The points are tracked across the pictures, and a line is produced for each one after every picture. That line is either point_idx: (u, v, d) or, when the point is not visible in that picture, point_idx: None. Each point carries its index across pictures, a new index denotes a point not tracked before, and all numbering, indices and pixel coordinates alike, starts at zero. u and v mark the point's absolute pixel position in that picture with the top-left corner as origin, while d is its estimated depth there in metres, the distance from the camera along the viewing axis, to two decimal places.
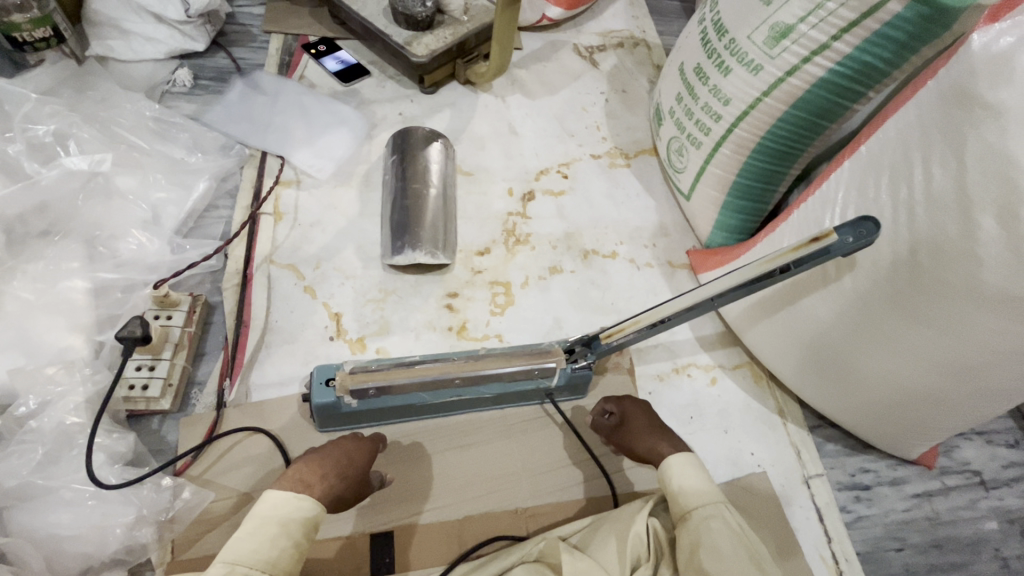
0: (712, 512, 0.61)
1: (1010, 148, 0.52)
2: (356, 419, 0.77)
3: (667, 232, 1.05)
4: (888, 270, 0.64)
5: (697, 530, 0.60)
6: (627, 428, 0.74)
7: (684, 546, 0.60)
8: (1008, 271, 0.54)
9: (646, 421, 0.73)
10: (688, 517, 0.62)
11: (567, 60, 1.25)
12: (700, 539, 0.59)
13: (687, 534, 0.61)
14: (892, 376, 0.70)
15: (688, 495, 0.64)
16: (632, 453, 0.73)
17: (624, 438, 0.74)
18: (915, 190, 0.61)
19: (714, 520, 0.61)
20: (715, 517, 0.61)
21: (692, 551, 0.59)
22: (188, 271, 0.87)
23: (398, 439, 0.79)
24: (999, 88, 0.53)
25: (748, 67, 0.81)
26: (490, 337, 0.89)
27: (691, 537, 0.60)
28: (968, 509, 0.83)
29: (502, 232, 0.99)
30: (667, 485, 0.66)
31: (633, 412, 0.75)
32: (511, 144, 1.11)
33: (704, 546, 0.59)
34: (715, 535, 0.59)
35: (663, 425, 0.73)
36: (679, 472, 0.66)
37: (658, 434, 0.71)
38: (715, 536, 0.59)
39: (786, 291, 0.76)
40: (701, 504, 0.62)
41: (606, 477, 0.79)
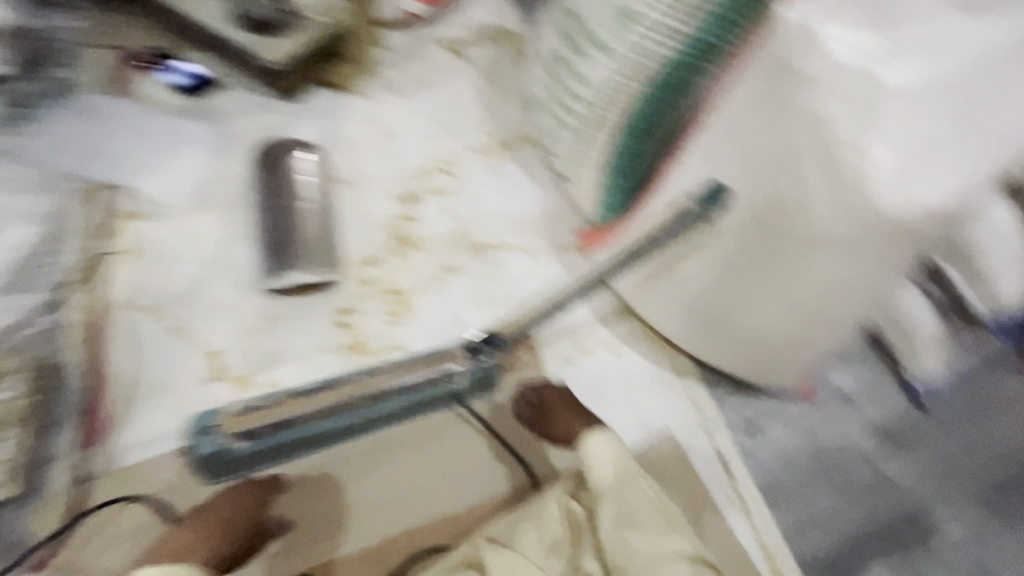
0: (631, 481, 0.64)
1: (827, 110, 0.57)
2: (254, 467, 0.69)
3: (555, 217, 1.07)
4: (743, 229, 0.70)
5: (619, 499, 0.63)
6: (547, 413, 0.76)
7: (607, 518, 0.63)
8: (834, 220, 0.60)
9: (565, 402, 0.75)
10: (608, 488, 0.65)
11: (437, 54, 1.20)
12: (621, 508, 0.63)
13: (607, 504, 0.64)
14: (763, 324, 0.77)
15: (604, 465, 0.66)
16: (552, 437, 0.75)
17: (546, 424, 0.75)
18: (751, 154, 0.67)
19: (634, 488, 0.64)
20: (636, 486, 0.64)
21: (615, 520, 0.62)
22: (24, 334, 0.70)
23: (304, 473, 0.75)
24: (809, 57, 0.58)
25: (603, 51, 0.85)
26: (391, 348, 0.87)
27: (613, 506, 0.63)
28: (842, 428, 0.95)
29: (389, 238, 0.96)
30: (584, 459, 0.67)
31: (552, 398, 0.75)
32: (388, 146, 1.07)
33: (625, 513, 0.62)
34: (636, 502, 0.63)
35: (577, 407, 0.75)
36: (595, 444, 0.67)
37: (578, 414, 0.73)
38: (636, 503, 0.63)
39: (664, 259, 0.82)
40: (620, 474, 0.65)
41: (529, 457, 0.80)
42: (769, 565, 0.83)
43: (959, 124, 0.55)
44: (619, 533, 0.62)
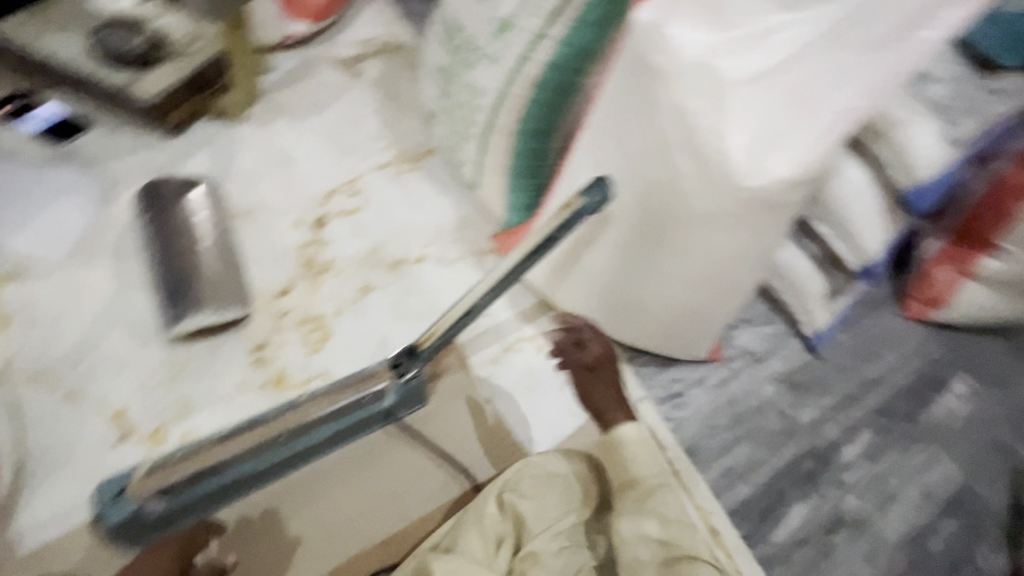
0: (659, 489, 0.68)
1: (684, 100, 0.64)
2: (172, 526, 0.65)
3: (469, 223, 1.08)
4: (634, 215, 0.75)
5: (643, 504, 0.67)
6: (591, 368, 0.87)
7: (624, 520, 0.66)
8: (707, 196, 0.67)
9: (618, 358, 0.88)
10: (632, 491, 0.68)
11: (327, 74, 1.20)
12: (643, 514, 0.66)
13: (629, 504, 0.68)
14: (666, 299, 0.83)
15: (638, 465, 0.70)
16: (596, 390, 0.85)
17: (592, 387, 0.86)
18: (630, 142, 0.71)
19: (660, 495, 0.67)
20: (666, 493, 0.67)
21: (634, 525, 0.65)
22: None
23: (245, 514, 0.76)
24: (660, 54, 0.64)
25: (489, 60, 0.88)
26: (315, 378, 0.84)
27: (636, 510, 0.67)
28: (753, 383, 1.03)
29: (300, 265, 0.94)
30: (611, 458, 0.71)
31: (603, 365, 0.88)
32: (288, 172, 1.05)
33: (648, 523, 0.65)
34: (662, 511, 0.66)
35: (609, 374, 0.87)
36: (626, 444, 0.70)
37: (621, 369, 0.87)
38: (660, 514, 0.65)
39: (570, 251, 0.86)
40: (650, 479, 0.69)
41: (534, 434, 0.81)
42: (706, 522, 0.87)
43: (795, 104, 0.63)
44: (639, 535, 0.65)
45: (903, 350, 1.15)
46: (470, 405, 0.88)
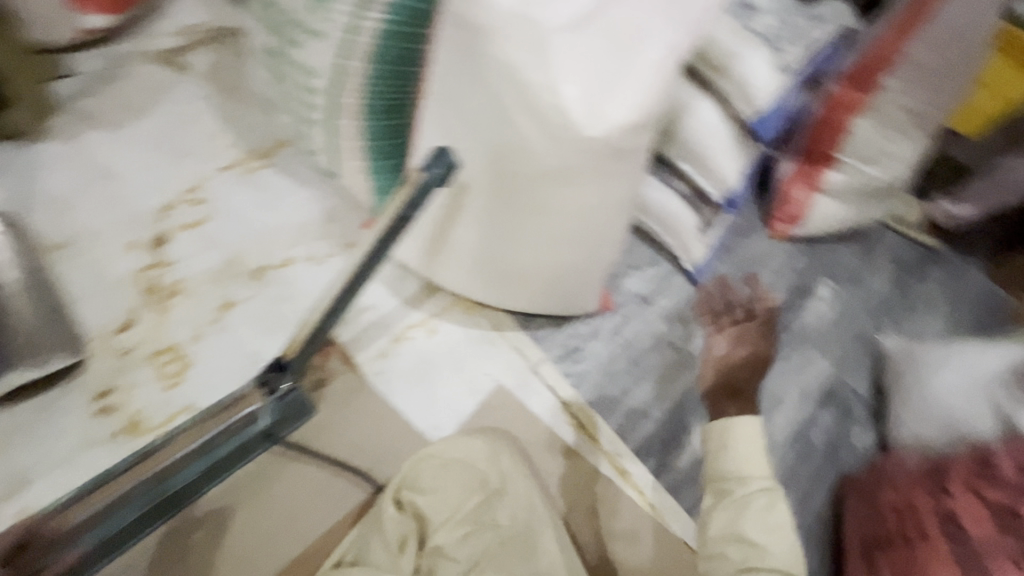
0: (765, 492, 0.73)
1: (511, 57, 0.61)
2: None
3: (337, 215, 0.99)
4: (488, 181, 0.73)
5: (740, 503, 0.73)
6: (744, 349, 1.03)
7: (722, 519, 0.73)
8: (552, 151, 0.66)
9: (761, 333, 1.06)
10: (733, 490, 0.75)
11: (145, 69, 1.04)
12: (740, 509, 0.73)
13: (729, 501, 0.74)
14: (541, 261, 0.83)
15: (745, 462, 0.77)
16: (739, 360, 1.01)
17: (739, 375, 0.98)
18: (469, 109, 0.68)
19: (760, 497, 0.73)
20: (775, 498, 0.73)
21: (731, 519, 0.73)
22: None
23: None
24: (479, 9, 0.61)
25: (316, 36, 0.79)
26: (178, 414, 0.77)
27: (731, 509, 0.74)
28: (645, 324, 1.07)
29: (141, 293, 0.84)
30: (729, 442, 0.79)
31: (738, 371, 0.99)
32: (110, 189, 0.92)
33: (745, 522, 0.72)
34: (763, 511, 0.72)
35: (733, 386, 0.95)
36: (743, 434, 0.79)
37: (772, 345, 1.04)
38: (755, 514, 0.72)
39: (437, 227, 0.83)
40: (754, 479, 0.75)
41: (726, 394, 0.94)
42: (614, 466, 0.91)
43: (615, 49, 0.63)
44: (731, 534, 0.72)
45: (773, 267, 1.25)
46: (363, 405, 0.84)
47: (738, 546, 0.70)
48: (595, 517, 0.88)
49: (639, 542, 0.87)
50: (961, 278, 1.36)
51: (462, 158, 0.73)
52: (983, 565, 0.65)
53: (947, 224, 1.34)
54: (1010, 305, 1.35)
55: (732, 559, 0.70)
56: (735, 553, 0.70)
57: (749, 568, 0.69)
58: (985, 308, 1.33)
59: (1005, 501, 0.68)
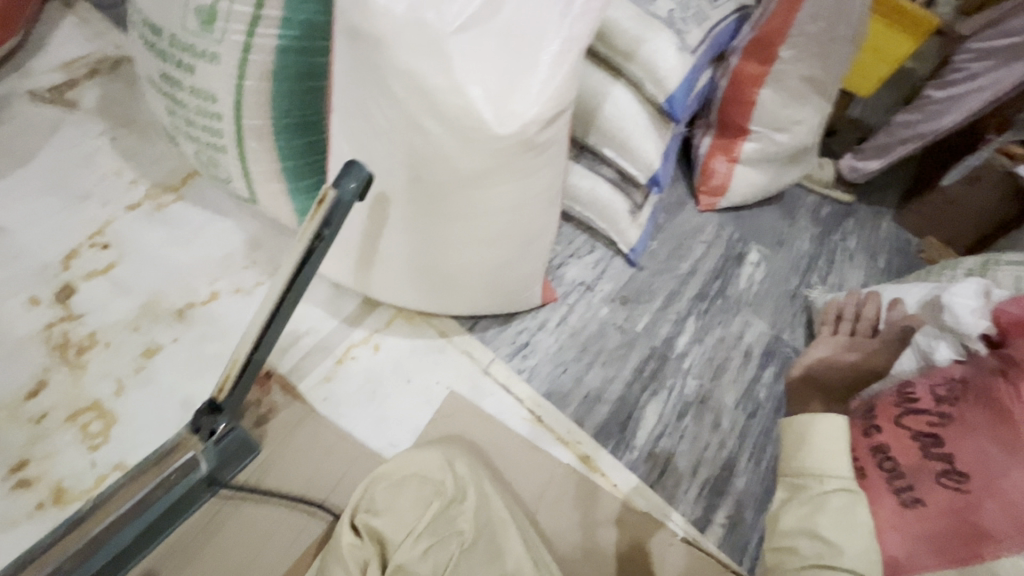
0: (845, 493, 0.69)
1: (409, 63, 0.61)
2: None
3: (261, 242, 0.96)
4: (408, 189, 0.72)
5: (817, 501, 0.70)
6: (850, 356, 0.90)
7: (796, 514, 0.70)
8: (466, 153, 0.66)
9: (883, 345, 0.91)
10: (810, 488, 0.72)
11: (26, 112, 0.98)
12: (817, 506, 0.69)
13: (807, 498, 0.71)
14: (475, 263, 0.83)
15: (826, 460, 0.73)
16: (845, 365, 0.89)
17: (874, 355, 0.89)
18: (377, 120, 0.67)
19: (839, 497, 0.69)
20: (853, 499, 0.68)
21: (807, 515, 0.69)
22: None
23: None
24: (370, 18, 0.60)
25: (206, 59, 0.76)
26: (109, 474, 0.72)
27: (807, 506, 0.70)
28: (589, 310, 1.09)
29: (50, 351, 0.78)
30: (808, 440, 0.75)
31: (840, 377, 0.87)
32: (0, 245, 0.85)
33: (820, 519, 0.68)
34: (842, 511, 0.67)
35: (827, 387, 0.88)
36: (828, 431, 0.74)
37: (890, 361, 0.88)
38: (834, 514, 0.67)
39: (366, 242, 0.81)
40: (833, 477, 0.71)
41: (816, 389, 0.87)
42: (576, 453, 0.92)
43: (510, 46, 0.63)
44: (807, 528, 0.68)
45: (705, 238, 1.29)
46: (311, 433, 0.81)
47: (810, 541, 0.67)
48: (571, 508, 0.87)
49: (620, 525, 0.88)
50: (870, 228, 1.47)
51: (377, 169, 0.72)
52: (911, 487, 0.65)
53: (850, 176, 1.48)
54: (917, 246, 1.48)
55: (805, 554, 0.67)
56: (807, 548, 0.67)
57: (823, 565, 0.65)
58: (895, 252, 1.45)
59: (926, 426, 0.68)
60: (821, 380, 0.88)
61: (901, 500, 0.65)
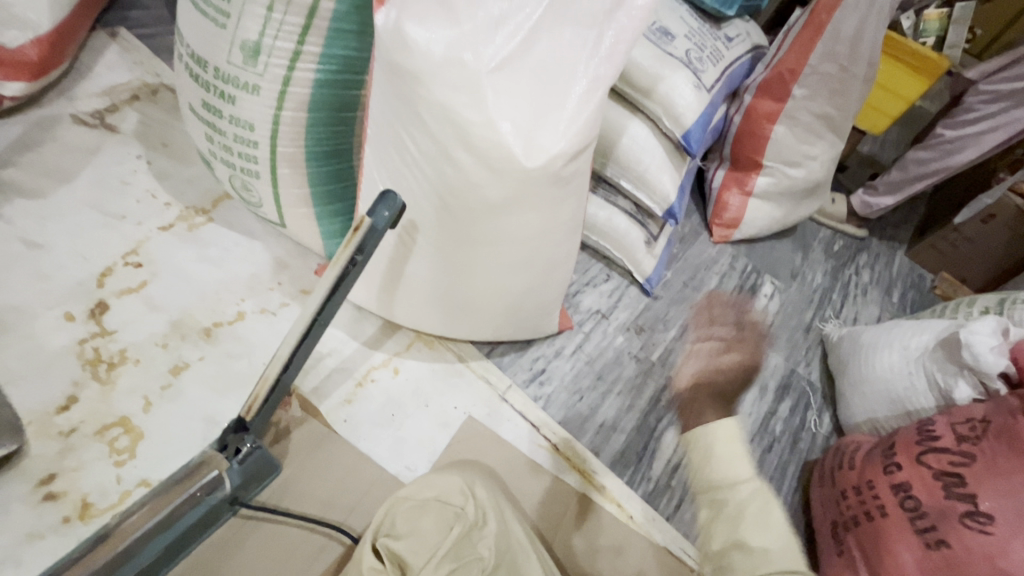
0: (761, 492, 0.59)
1: (445, 100, 0.64)
2: None
3: (287, 264, 0.99)
4: (436, 218, 0.74)
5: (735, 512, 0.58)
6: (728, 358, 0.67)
7: (719, 531, 0.60)
8: (496, 185, 0.68)
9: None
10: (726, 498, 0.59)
11: (70, 135, 1.02)
12: (736, 520, 0.58)
13: (725, 513, 0.59)
14: (497, 291, 0.85)
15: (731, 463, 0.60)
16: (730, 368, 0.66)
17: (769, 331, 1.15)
18: (410, 151, 0.70)
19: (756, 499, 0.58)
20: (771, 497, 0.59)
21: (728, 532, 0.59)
22: None
23: None
24: (409, 56, 0.63)
25: (247, 90, 0.79)
26: (134, 490, 0.73)
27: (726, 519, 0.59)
28: (605, 338, 1.10)
29: (82, 366, 0.80)
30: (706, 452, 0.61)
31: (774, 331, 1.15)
32: (40, 261, 0.88)
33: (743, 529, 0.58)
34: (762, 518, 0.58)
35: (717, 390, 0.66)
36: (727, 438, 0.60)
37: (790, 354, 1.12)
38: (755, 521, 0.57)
39: (392, 267, 0.83)
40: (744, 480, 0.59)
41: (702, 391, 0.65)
42: (590, 482, 0.91)
43: (543, 86, 0.66)
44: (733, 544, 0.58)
45: (719, 269, 1.31)
46: (331, 456, 0.82)
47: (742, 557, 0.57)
48: (583, 536, 0.86)
49: (627, 554, 0.87)
50: (883, 263, 1.48)
51: (406, 197, 0.74)
52: (935, 528, 0.70)
53: (864, 212, 1.50)
54: (930, 281, 1.48)
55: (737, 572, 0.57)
56: (742, 563, 0.57)
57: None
58: (909, 288, 1.45)
59: (948, 466, 0.73)
60: (713, 385, 0.67)
61: (925, 542, 0.70)
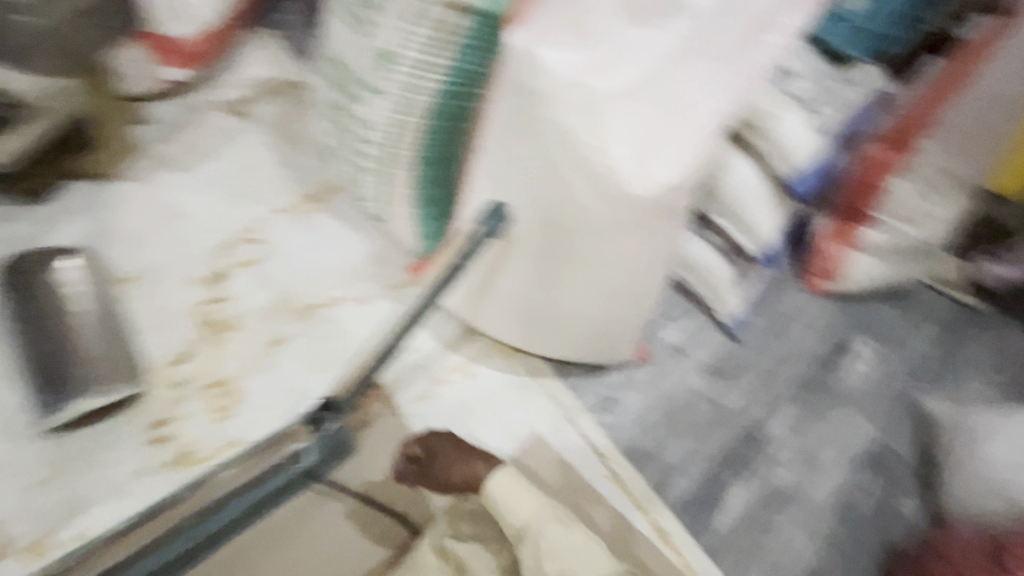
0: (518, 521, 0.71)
1: (565, 121, 0.66)
2: None
3: (383, 258, 1.03)
4: (537, 234, 0.76)
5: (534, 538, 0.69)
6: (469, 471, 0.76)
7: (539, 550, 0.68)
8: (602, 210, 0.69)
9: (452, 448, 0.78)
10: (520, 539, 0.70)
11: (214, 121, 1.11)
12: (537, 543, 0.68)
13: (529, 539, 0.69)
14: (582, 312, 0.85)
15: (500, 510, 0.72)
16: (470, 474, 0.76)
17: (429, 448, 0.78)
18: (523, 166, 0.72)
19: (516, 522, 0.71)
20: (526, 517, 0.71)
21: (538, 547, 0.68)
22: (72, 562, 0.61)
23: None
24: (537, 77, 0.65)
25: (375, 93, 0.85)
26: (228, 446, 0.81)
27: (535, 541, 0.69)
28: (680, 376, 1.06)
29: (199, 327, 0.89)
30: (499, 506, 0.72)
31: (434, 441, 0.79)
32: (176, 227, 0.98)
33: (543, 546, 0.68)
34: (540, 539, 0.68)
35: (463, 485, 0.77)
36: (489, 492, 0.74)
37: (457, 466, 0.76)
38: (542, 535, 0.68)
39: (484, 275, 0.86)
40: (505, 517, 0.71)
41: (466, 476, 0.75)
42: (653, 523, 0.91)
43: (664, 118, 0.67)
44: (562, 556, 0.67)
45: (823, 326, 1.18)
46: (402, 446, 0.86)
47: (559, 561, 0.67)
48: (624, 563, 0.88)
49: None
50: None
51: (511, 208, 0.76)
52: None
53: None
54: None
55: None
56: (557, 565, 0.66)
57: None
58: None
59: None
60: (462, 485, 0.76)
61: None
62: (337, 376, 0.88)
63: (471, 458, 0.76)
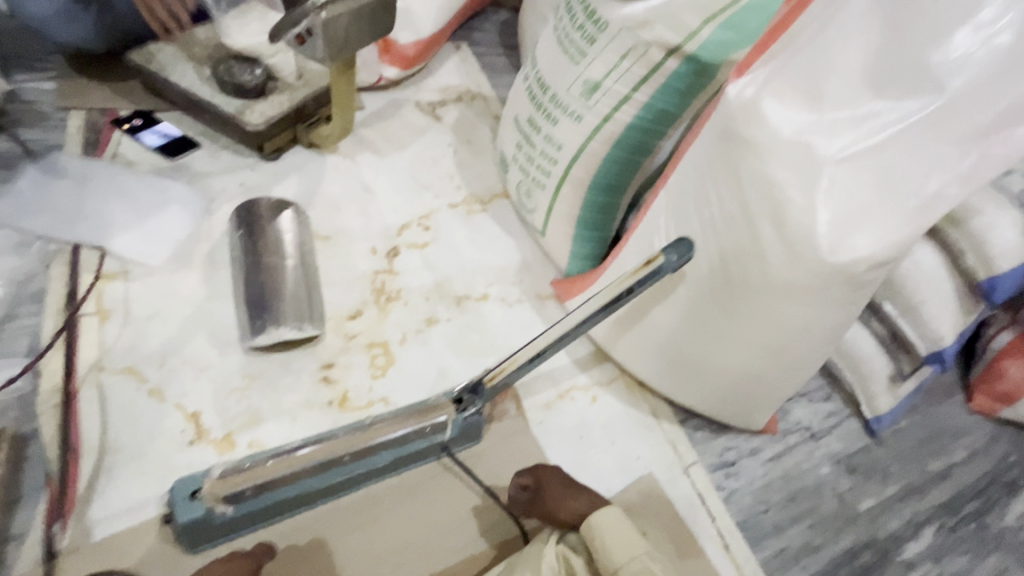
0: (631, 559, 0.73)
1: (772, 173, 0.66)
2: (255, 519, 0.77)
3: (531, 268, 1.09)
4: (708, 278, 0.77)
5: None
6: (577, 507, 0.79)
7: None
8: (788, 269, 0.68)
9: (563, 486, 0.81)
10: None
11: (409, 116, 1.25)
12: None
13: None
14: (729, 365, 0.83)
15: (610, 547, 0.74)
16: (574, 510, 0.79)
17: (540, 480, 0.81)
18: (710, 211, 0.74)
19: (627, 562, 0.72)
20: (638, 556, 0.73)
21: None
22: (251, 464, 0.71)
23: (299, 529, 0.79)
24: (754, 128, 0.67)
25: (571, 117, 0.90)
26: (375, 403, 0.90)
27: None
28: (812, 460, 0.99)
29: (371, 292, 1.00)
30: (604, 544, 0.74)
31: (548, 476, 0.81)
32: (367, 203, 1.11)
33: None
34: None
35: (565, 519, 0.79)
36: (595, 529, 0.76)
37: (567, 502, 0.79)
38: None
39: (636, 306, 0.87)
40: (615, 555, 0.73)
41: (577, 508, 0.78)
42: None
43: (881, 188, 0.63)
44: None
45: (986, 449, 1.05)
46: (523, 447, 0.90)
47: None
48: None
49: None
50: None
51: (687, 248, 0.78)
52: None
53: None
54: None
55: None
56: None
57: None
58: None
59: None
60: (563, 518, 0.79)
61: None
62: (489, 366, 0.96)
63: (575, 496, 0.80)
